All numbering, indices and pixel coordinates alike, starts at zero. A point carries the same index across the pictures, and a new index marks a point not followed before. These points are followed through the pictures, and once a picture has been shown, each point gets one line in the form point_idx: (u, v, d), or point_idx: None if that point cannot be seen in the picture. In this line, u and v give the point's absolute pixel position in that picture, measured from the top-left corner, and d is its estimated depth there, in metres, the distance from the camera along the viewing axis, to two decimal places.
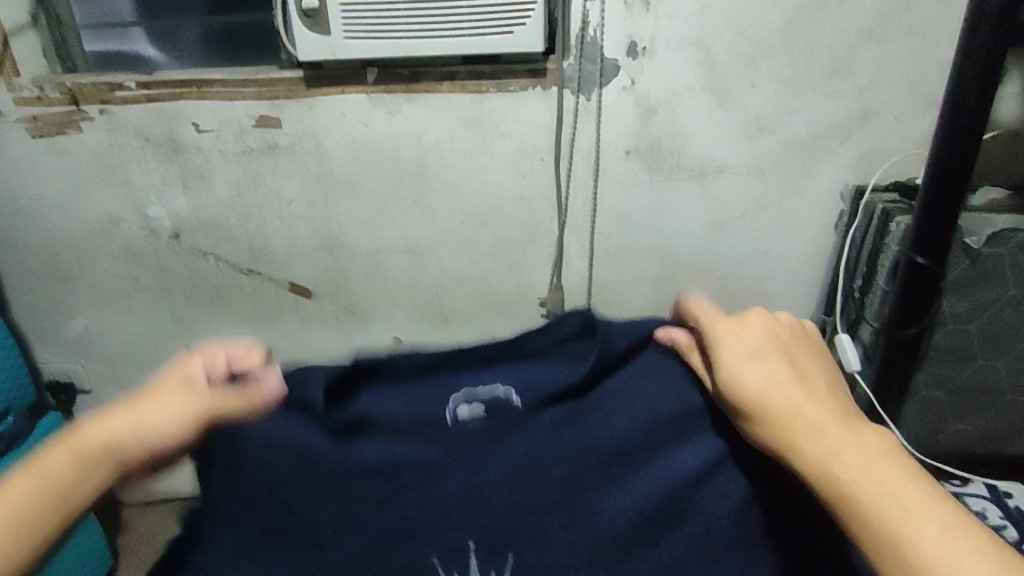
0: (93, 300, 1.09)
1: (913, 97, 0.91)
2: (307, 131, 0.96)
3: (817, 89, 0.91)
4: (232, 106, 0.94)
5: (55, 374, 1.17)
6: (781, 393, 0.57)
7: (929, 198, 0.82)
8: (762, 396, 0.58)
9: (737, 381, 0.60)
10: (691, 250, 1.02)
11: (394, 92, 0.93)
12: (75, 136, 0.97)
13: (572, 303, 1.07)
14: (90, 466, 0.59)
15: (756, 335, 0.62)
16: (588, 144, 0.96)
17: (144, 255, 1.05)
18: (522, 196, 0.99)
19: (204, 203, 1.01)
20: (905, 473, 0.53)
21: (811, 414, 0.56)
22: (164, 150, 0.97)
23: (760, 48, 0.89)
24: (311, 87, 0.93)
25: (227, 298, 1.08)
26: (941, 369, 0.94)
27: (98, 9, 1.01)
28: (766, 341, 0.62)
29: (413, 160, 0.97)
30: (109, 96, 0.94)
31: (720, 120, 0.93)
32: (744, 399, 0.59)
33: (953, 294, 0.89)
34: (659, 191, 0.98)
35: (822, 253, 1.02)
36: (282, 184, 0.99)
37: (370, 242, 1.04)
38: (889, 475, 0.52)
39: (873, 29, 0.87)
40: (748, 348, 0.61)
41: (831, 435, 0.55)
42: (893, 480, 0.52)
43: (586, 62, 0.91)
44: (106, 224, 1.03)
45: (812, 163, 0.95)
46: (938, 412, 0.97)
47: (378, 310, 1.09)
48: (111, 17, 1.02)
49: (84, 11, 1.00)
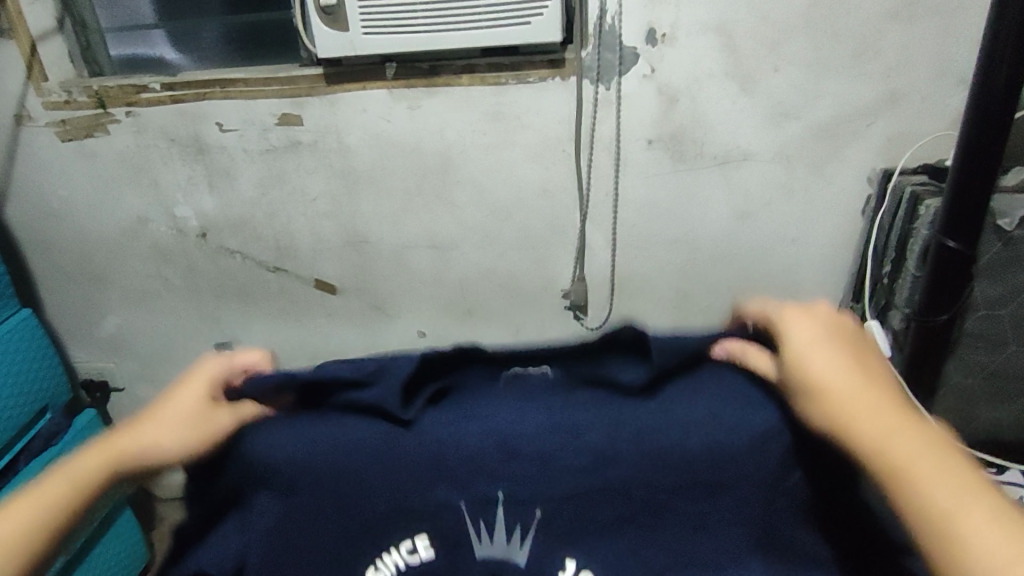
0: (124, 299, 1.11)
1: (941, 78, 0.89)
2: (329, 128, 0.97)
3: (842, 72, 0.89)
4: (255, 105, 0.95)
5: (89, 372, 1.19)
6: (857, 383, 0.46)
7: (962, 178, 0.80)
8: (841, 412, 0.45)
9: (799, 371, 0.47)
10: (715, 239, 1.01)
11: (414, 87, 0.93)
12: (103, 139, 0.98)
13: (596, 294, 1.07)
14: (119, 474, 0.52)
15: (823, 324, 0.49)
16: (609, 134, 0.95)
17: (172, 254, 1.07)
18: (543, 187, 0.99)
19: (229, 201, 1.02)
20: (966, 483, 0.41)
21: (849, 388, 0.46)
22: (189, 151, 0.99)
23: (783, 32, 0.87)
24: (331, 84, 0.94)
25: (254, 295, 1.10)
26: (973, 356, 0.92)
27: (122, 12, 1.02)
28: (833, 329, 0.49)
29: (434, 155, 0.98)
30: (135, 98, 0.96)
31: (744, 106, 0.92)
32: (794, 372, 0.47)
33: (985, 277, 0.87)
34: (683, 179, 0.97)
35: (850, 239, 1.00)
36: (305, 181, 1.00)
37: (393, 237, 1.04)
38: (948, 471, 0.41)
39: (899, 8, 0.85)
40: (834, 351, 0.47)
41: (883, 413, 0.44)
42: (973, 509, 0.40)
43: (605, 51, 0.90)
44: (135, 224, 1.05)
45: (838, 148, 0.94)
46: (971, 397, 0.95)
47: (403, 305, 1.10)
48: (135, 19, 1.03)
49: (109, 14, 1.01)
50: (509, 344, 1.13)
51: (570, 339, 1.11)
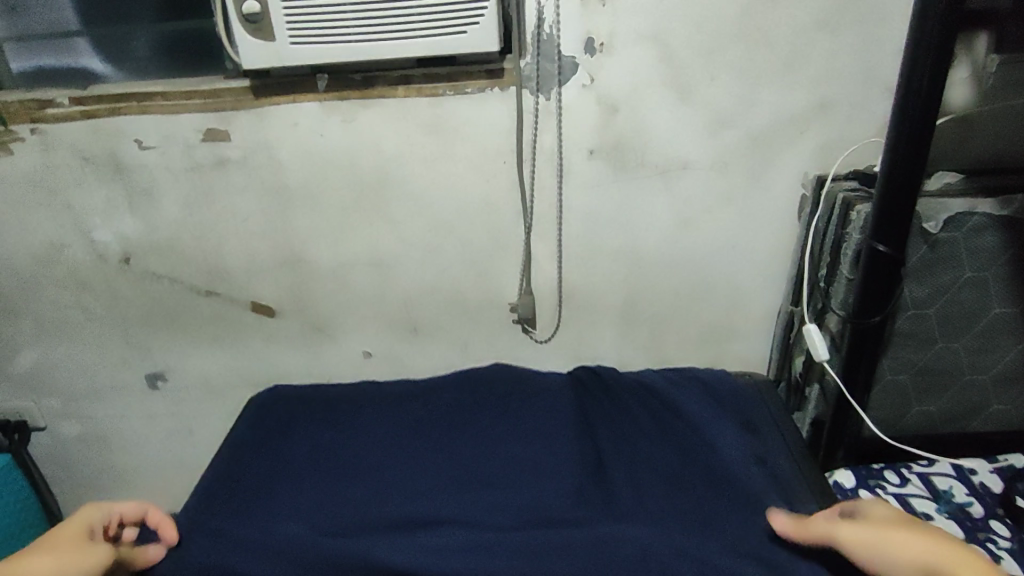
0: (40, 330, 1.03)
1: (866, 87, 0.92)
2: (258, 144, 0.92)
3: (776, 81, 0.91)
4: (177, 121, 0.90)
5: (5, 411, 1.10)
6: (910, 546, 0.63)
7: (891, 176, 0.83)
8: (917, 545, 0.62)
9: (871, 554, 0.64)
10: (658, 248, 1.02)
11: (347, 99, 0.90)
12: (6, 159, 0.91)
13: (542, 307, 1.06)
14: None
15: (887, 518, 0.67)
16: (551, 146, 0.94)
17: (91, 281, 1.00)
18: (487, 202, 0.97)
19: (152, 223, 0.96)
20: None
21: (939, 556, 0.61)
22: (105, 170, 0.92)
23: (717, 42, 0.88)
24: (259, 97, 0.89)
25: (184, 320, 1.04)
26: (904, 352, 0.96)
27: (27, 19, 0.94)
28: (890, 521, 0.66)
29: (372, 170, 0.94)
30: (40, 114, 0.88)
31: (682, 115, 0.93)
32: (859, 539, 0.65)
33: (914, 279, 0.91)
34: (624, 189, 0.97)
35: (786, 245, 1.03)
36: (235, 199, 0.95)
37: (332, 256, 1.00)
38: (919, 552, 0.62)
39: (827, 17, 0.87)
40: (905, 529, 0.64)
41: (922, 543, 0.63)
42: None
43: (544, 61, 0.89)
44: (48, 250, 0.97)
45: (774, 155, 0.96)
46: (901, 394, 0.98)
47: (345, 324, 1.06)
48: (54, 29, 0.95)
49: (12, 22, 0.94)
50: (456, 361, 1.10)
51: (519, 353, 1.10)
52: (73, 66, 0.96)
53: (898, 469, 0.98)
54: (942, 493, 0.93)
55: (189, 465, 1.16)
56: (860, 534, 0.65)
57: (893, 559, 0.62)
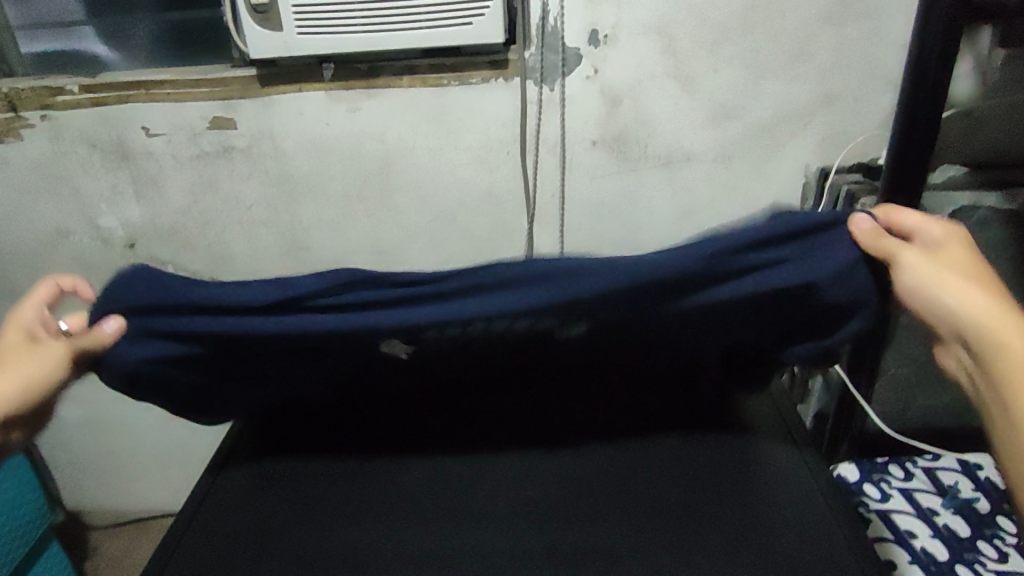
0: None
1: (870, 81, 0.92)
2: (263, 132, 0.93)
3: (779, 73, 0.91)
4: (184, 109, 0.91)
5: None
6: (959, 291, 0.51)
7: (896, 173, 0.83)
8: (968, 305, 0.51)
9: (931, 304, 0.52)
10: (661, 239, 1.02)
11: (352, 88, 0.90)
12: (15, 145, 0.92)
13: None
14: None
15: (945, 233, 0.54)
16: (554, 136, 0.94)
17: (97, 268, 1.01)
18: (490, 191, 0.98)
19: (158, 210, 0.97)
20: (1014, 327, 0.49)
21: (973, 308, 0.51)
22: (112, 157, 0.93)
23: (721, 33, 0.88)
24: (265, 86, 0.90)
25: None
26: (910, 344, 0.95)
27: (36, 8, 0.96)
28: (952, 239, 0.54)
29: (376, 158, 0.95)
30: (50, 101, 0.90)
31: (685, 106, 0.93)
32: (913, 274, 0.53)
33: None
34: (627, 179, 0.98)
35: None
36: (240, 187, 0.96)
37: (335, 244, 1.01)
38: (969, 287, 0.51)
39: (830, 10, 0.87)
40: (935, 251, 0.53)
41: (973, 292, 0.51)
42: None
43: (548, 52, 0.89)
44: (55, 236, 0.98)
45: (777, 147, 0.96)
46: (906, 387, 0.98)
47: None
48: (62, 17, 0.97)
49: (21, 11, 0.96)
50: None
51: None
52: (83, 51, 0.97)
53: (903, 463, 0.95)
54: (948, 489, 0.91)
55: (191, 452, 1.17)
56: (912, 282, 0.53)
57: (944, 302, 0.51)
